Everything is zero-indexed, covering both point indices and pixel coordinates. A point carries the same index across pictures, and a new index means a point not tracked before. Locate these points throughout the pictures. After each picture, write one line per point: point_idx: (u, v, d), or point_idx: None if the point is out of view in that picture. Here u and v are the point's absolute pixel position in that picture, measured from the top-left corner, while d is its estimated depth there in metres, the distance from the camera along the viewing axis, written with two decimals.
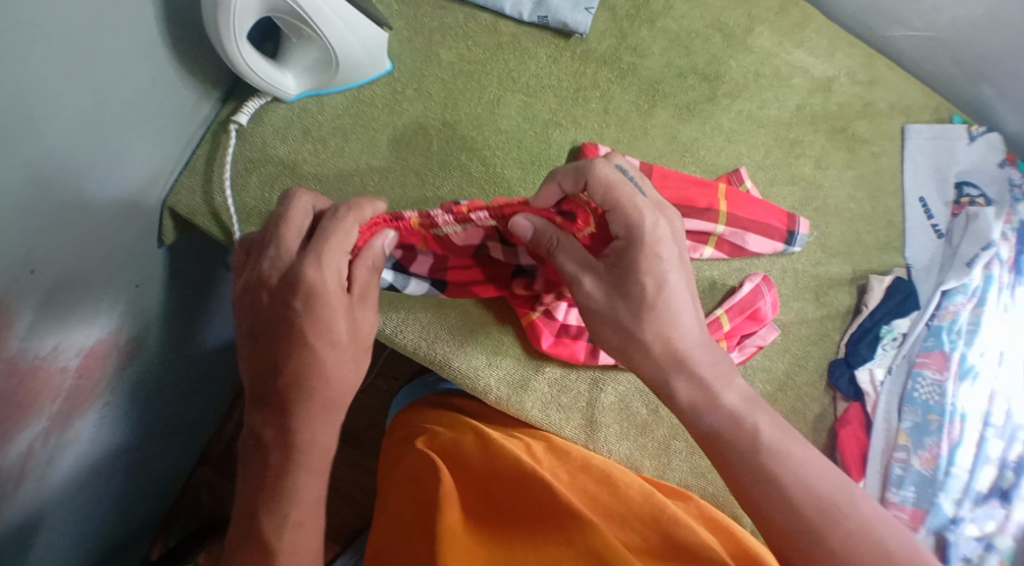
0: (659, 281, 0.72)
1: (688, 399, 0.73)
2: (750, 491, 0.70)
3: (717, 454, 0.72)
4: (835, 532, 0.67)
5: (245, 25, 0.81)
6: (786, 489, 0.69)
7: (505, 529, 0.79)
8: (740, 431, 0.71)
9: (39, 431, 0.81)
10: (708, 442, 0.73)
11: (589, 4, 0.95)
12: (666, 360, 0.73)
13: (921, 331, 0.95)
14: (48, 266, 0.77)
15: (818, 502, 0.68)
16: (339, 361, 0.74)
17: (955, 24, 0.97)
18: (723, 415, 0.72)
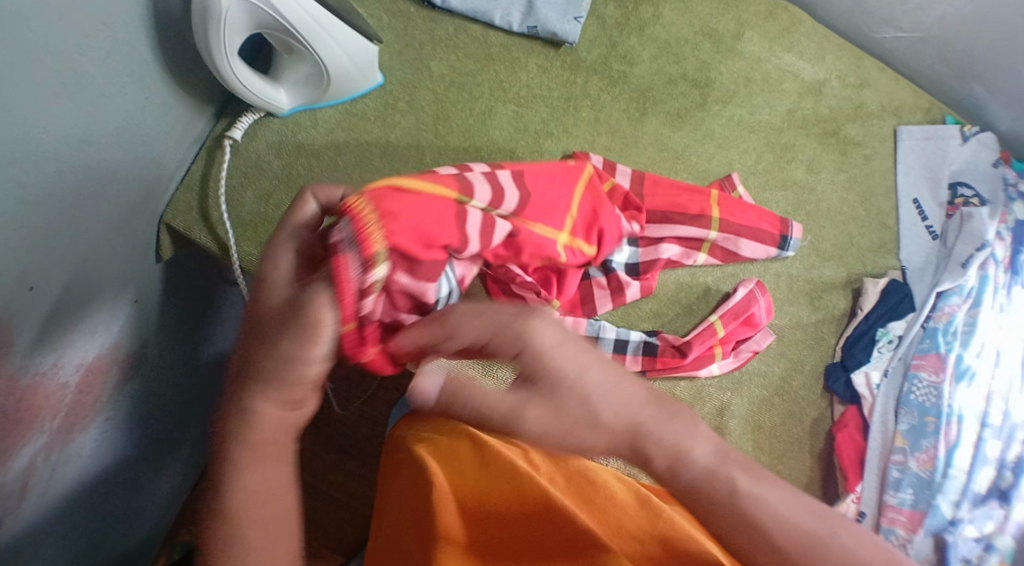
0: (585, 373, 0.63)
1: (664, 466, 0.64)
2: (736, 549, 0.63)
3: (699, 513, 0.64)
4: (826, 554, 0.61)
5: (235, 42, 0.82)
6: (773, 534, 0.62)
7: (503, 535, 0.79)
8: (716, 482, 0.63)
9: (40, 447, 0.82)
10: (692, 500, 0.64)
11: (578, 13, 0.96)
12: (624, 432, 0.64)
13: (916, 334, 0.95)
14: (45, 284, 0.78)
15: (806, 541, 0.61)
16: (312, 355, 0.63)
17: (943, 24, 0.97)
18: (699, 471, 0.64)
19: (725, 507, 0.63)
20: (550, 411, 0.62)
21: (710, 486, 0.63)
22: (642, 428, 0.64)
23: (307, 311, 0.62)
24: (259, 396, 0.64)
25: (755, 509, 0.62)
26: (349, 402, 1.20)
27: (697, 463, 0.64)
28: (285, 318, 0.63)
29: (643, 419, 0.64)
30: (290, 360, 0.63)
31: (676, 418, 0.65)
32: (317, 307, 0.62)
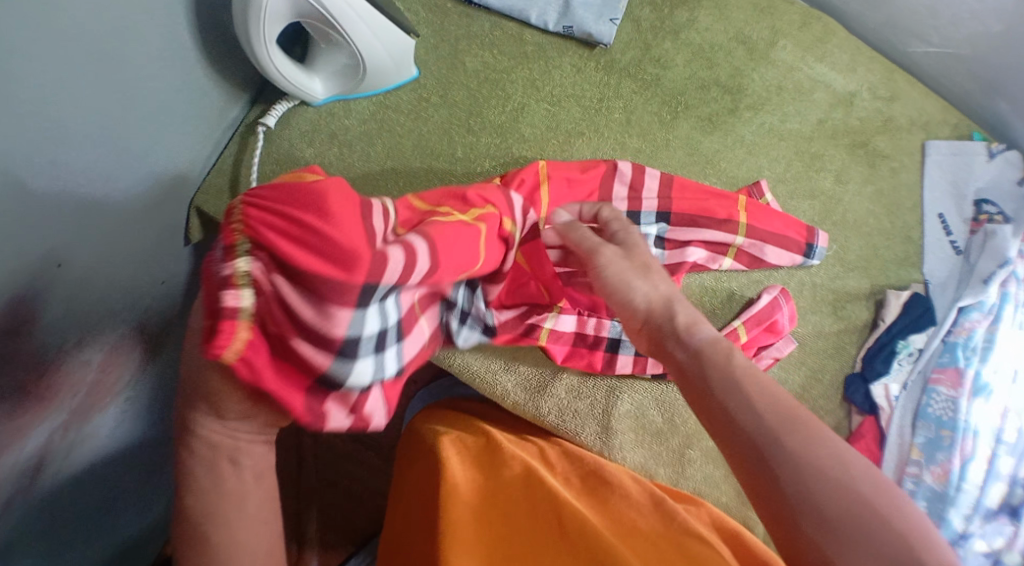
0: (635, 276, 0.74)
1: (683, 324, 0.70)
2: (712, 409, 0.65)
3: (699, 381, 0.67)
4: (793, 435, 0.61)
5: (275, 31, 0.82)
6: (746, 410, 0.63)
7: (508, 527, 0.80)
8: (716, 358, 0.67)
9: (59, 424, 0.82)
10: (691, 368, 0.68)
11: (614, 15, 0.96)
12: (658, 304, 0.72)
13: (936, 347, 0.95)
14: (74, 261, 0.78)
15: (779, 423, 0.62)
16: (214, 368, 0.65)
17: (974, 42, 0.98)
18: (700, 345, 0.68)
19: (714, 368, 0.66)
20: (619, 268, 0.74)
21: (712, 355, 0.67)
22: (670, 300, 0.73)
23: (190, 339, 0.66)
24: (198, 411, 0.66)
25: (740, 378, 0.65)
26: None
27: (699, 338, 0.69)
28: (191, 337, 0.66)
29: (677, 301, 0.73)
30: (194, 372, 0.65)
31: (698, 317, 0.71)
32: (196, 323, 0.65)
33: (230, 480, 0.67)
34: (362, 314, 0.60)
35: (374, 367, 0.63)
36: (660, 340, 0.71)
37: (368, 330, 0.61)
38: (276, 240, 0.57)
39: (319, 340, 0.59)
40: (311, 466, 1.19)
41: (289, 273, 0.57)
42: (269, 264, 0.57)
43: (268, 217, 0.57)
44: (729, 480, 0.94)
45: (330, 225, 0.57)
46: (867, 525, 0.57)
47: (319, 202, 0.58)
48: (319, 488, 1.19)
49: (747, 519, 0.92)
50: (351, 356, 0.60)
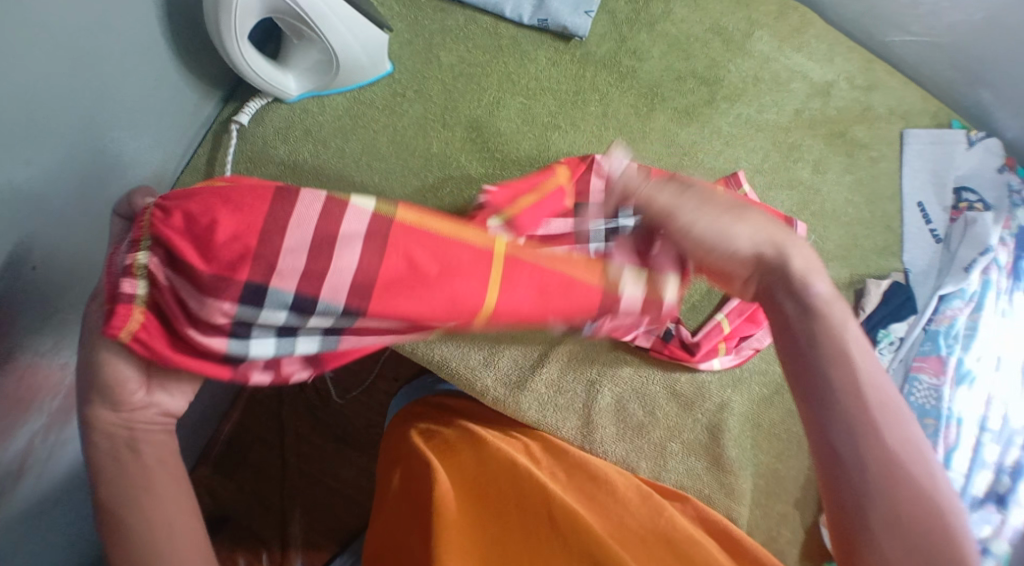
0: (733, 224, 0.68)
1: (798, 269, 0.66)
2: (803, 377, 0.62)
3: (795, 341, 0.64)
4: (895, 431, 0.60)
5: (246, 26, 0.82)
6: (848, 388, 0.61)
7: (504, 529, 0.80)
8: (820, 321, 0.64)
9: (38, 428, 0.81)
10: (794, 319, 0.65)
11: (589, 8, 0.96)
12: (765, 247, 0.67)
13: (918, 336, 0.94)
14: (50, 262, 0.78)
15: (880, 412, 0.60)
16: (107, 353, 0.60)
17: (953, 29, 0.98)
18: (812, 301, 0.65)
19: (825, 337, 0.63)
20: (711, 217, 0.69)
21: (825, 312, 0.64)
22: (788, 253, 0.67)
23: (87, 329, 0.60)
24: (91, 405, 0.60)
25: (850, 356, 0.62)
26: (348, 391, 1.22)
27: (814, 295, 0.65)
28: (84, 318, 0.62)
29: (789, 257, 0.67)
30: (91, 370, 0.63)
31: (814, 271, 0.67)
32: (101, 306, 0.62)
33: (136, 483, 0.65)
34: (274, 311, 0.58)
35: (275, 349, 0.60)
36: (766, 287, 0.68)
37: (264, 320, 0.58)
38: (178, 236, 0.56)
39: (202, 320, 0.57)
40: (294, 464, 1.20)
41: (181, 266, 0.56)
42: (162, 260, 0.57)
43: (163, 218, 0.56)
44: (714, 474, 0.91)
45: (223, 227, 0.56)
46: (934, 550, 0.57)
47: (254, 200, 0.57)
48: (303, 488, 1.19)
49: (731, 511, 0.90)
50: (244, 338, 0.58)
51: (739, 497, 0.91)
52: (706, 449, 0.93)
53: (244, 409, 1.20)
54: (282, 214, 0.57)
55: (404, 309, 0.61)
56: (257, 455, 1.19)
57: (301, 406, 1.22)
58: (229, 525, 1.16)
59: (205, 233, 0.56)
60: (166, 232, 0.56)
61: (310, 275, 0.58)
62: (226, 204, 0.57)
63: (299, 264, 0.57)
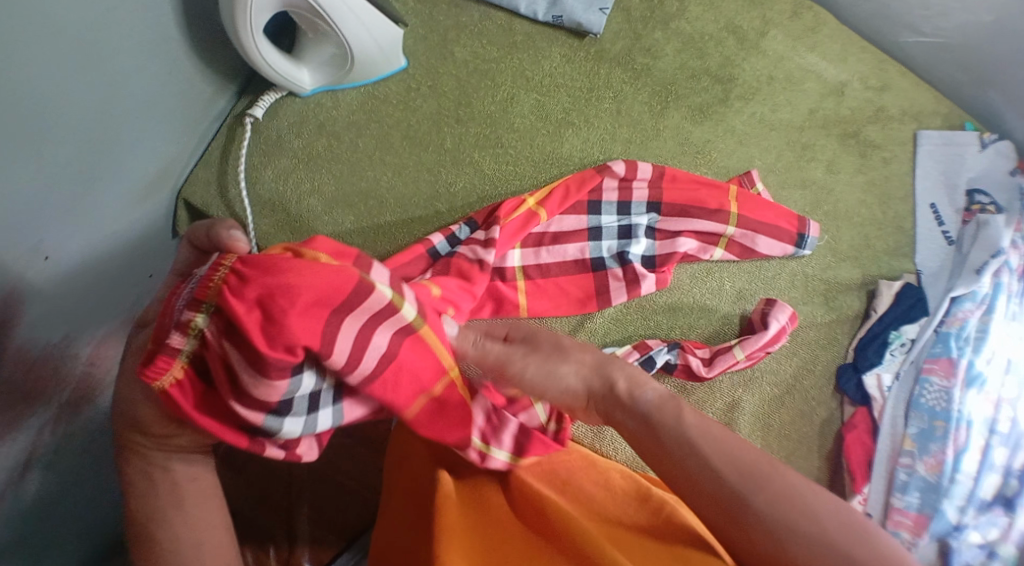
0: (568, 354, 0.74)
1: (625, 385, 0.72)
2: (689, 479, 0.65)
3: (657, 444, 0.68)
4: (758, 495, 0.62)
5: (261, 20, 0.81)
6: (709, 469, 0.64)
7: (500, 533, 0.75)
8: (665, 414, 0.69)
9: (49, 420, 0.80)
10: (641, 432, 0.69)
11: (603, 5, 0.96)
12: (592, 376, 0.73)
13: (929, 337, 0.94)
14: (61, 253, 0.78)
15: (738, 479, 0.63)
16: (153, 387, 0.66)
17: (967, 31, 0.98)
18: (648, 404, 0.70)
19: (675, 437, 0.67)
20: (539, 362, 0.74)
21: (662, 414, 0.68)
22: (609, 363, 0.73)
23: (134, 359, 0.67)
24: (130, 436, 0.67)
25: (698, 441, 0.66)
26: None
27: (649, 398, 0.70)
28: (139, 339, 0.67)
29: (614, 371, 0.72)
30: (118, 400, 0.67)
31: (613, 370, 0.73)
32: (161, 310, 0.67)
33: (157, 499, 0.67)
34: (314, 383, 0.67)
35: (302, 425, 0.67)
36: (610, 410, 0.72)
37: (302, 391, 0.65)
38: (248, 313, 0.61)
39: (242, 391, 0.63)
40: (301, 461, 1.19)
41: (240, 341, 0.62)
42: (220, 328, 0.62)
43: (234, 290, 0.62)
44: None
45: (295, 323, 0.62)
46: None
47: (316, 296, 0.63)
48: (310, 484, 1.18)
49: None
50: (273, 421, 0.65)
51: None
52: None
53: None
54: (346, 305, 0.65)
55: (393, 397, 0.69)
56: (263, 450, 1.19)
57: None
58: (238, 518, 1.17)
59: (272, 313, 0.61)
60: (232, 303, 0.61)
61: (345, 369, 0.66)
62: (299, 299, 0.62)
63: (345, 351, 0.65)
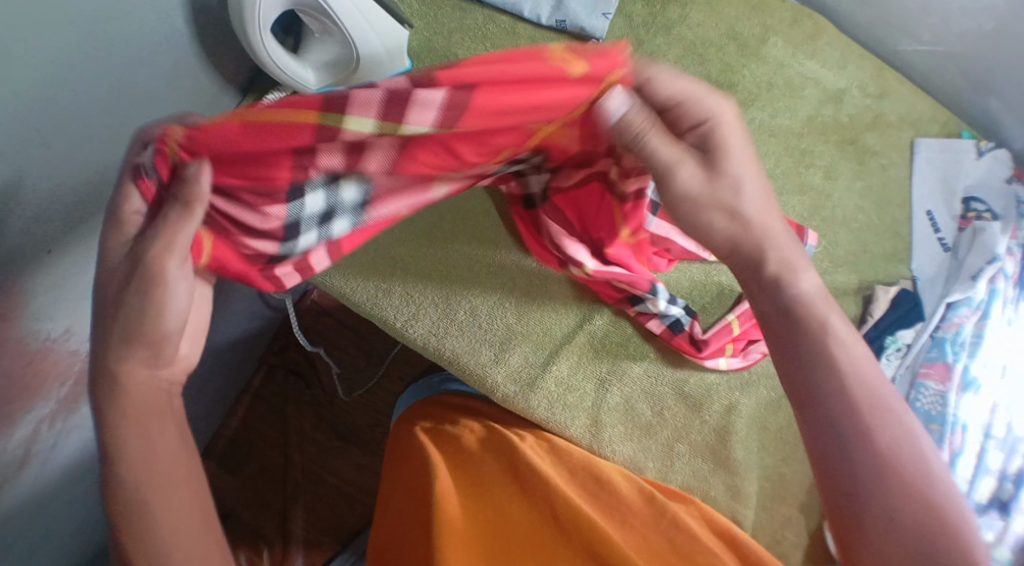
0: (749, 170, 0.71)
1: (774, 272, 0.72)
2: (794, 375, 0.70)
3: (783, 329, 0.71)
4: (886, 431, 0.67)
5: (268, 19, 0.82)
6: (836, 383, 0.68)
7: (509, 529, 0.82)
8: (811, 315, 0.71)
9: (46, 413, 0.81)
10: (774, 318, 0.72)
11: (606, 10, 0.97)
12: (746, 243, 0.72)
13: (924, 342, 0.95)
14: (65, 248, 0.79)
15: (867, 404, 0.67)
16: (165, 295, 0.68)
17: (965, 39, 0.99)
18: (793, 297, 0.71)
19: (810, 337, 0.70)
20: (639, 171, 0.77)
21: (805, 311, 0.71)
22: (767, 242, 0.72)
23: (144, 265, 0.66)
24: (133, 359, 0.69)
25: (858, 363, 0.69)
26: (353, 389, 1.25)
27: (801, 289, 0.72)
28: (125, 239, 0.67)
29: (772, 225, 0.73)
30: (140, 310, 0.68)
31: (792, 251, 0.73)
32: (126, 207, 0.67)
33: (160, 443, 0.69)
34: (337, 191, 0.74)
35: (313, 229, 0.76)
36: (749, 286, 0.74)
37: (309, 209, 0.73)
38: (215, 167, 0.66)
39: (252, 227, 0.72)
40: (297, 462, 1.23)
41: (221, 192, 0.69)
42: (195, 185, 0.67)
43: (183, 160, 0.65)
44: (720, 476, 0.93)
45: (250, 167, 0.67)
46: (932, 526, 0.64)
47: (284, 140, 0.65)
48: (305, 486, 1.22)
49: (736, 513, 0.92)
50: (296, 226, 0.75)
51: (744, 500, 0.92)
52: (713, 451, 0.94)
53: (248, 406, 1.22)
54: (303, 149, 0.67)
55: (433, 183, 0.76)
56: (260, 451, 1.22)
57: (305, 402, 1.24)
58: (231, 520, 1.19)
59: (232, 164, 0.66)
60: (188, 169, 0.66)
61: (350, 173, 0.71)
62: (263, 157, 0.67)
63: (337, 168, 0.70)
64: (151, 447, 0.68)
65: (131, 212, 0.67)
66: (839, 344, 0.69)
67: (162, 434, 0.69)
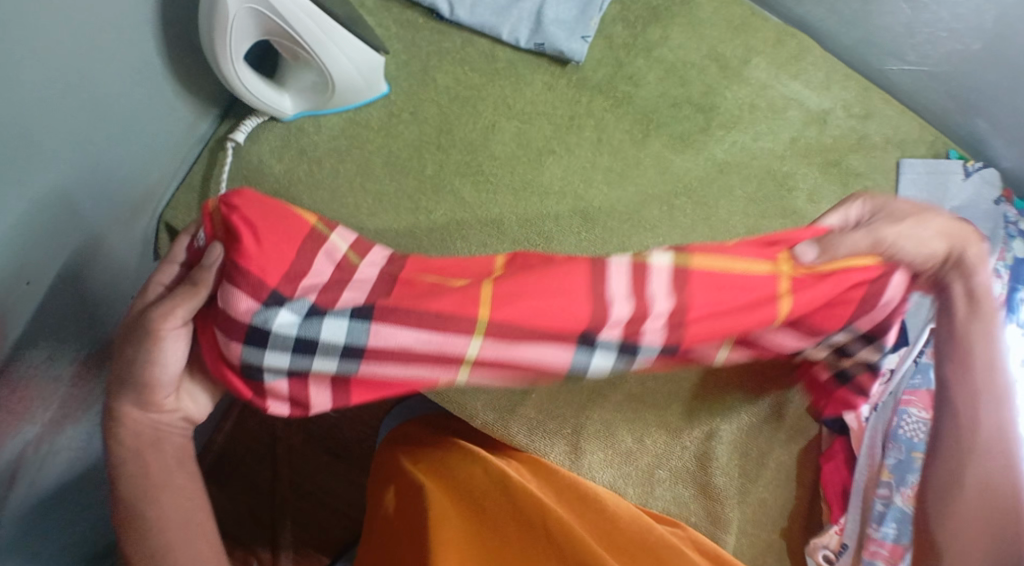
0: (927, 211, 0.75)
1: (981, 288, 0.75)
2: (956, 355, 0.77)
3: (958, 320, 0.77)
4: (989, 406, 0.75)
5: (241, 48, 0.82)
6: (971, 366, 0.76)
7: (502, 543, 0.87)
8: (983, 305, 0.76)
9: (31, 437, 0.81)
10: (959, 303, 0.76)
11: (585, 33, 0.96)
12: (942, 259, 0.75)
13: (908, 368, 0.94)
14: (42, 278, 0.77)
15: (989, 390, 0.76)
16: (161, 352, 0.66)
17: (952, 59, 0.97)
18: (980, 287, 0.75)
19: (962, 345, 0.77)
20: (896, 228, 0.72)
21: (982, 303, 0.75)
22: (962, 260, 0.75)
23: (144, 327, 0.66)
24: (122, 397, 0.68)
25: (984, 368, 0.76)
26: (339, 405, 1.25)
27: (980, 284, 0.75)
28: (137, 306, 0.68)
29: (965, 251, 0.74)
30: (138, 364, 0.67)
31: (970, 254, 0.74)
32: (159, 276, 0.70)
33: (157, 469, 0.70)
34: (319, 321, 0.64)
35: (287, 360, 0.64)
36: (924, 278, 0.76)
37: (279, 324, 0.63)
38: (249, 211, 0.64)
39: (226, 327, 0.64)
40: (285, 477, 1.23)
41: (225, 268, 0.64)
42: (219, 246, 0.65)
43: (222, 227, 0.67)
44: (701, 501, 0.93)
45: (256, 231, 0.64)
46: (1007, 506, 0.73)
47: (280, 214, 0.66)
48: (293, 500, 1.23)
49: (715, 537, 0.93)
50: (261, 379, 0.65)
51: (725, 526, 0.92)
52: (694, 476, 0.93)
53: (236, 421, 1.22)
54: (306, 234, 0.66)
55: (422, 308, 0.65)
56: (248, 465, 1.23)
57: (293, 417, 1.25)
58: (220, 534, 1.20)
59: (256, 218, 0.65)
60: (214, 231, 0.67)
61: (328, 293, 0.65)
62: (259, 233, 0.64)
63: (319, 276, 0.66)
64: (147, 466, 0.69)
65: (157, 283, 0.69)
66: (982, 326, 0.76)
67: (159, 459, 0.70)
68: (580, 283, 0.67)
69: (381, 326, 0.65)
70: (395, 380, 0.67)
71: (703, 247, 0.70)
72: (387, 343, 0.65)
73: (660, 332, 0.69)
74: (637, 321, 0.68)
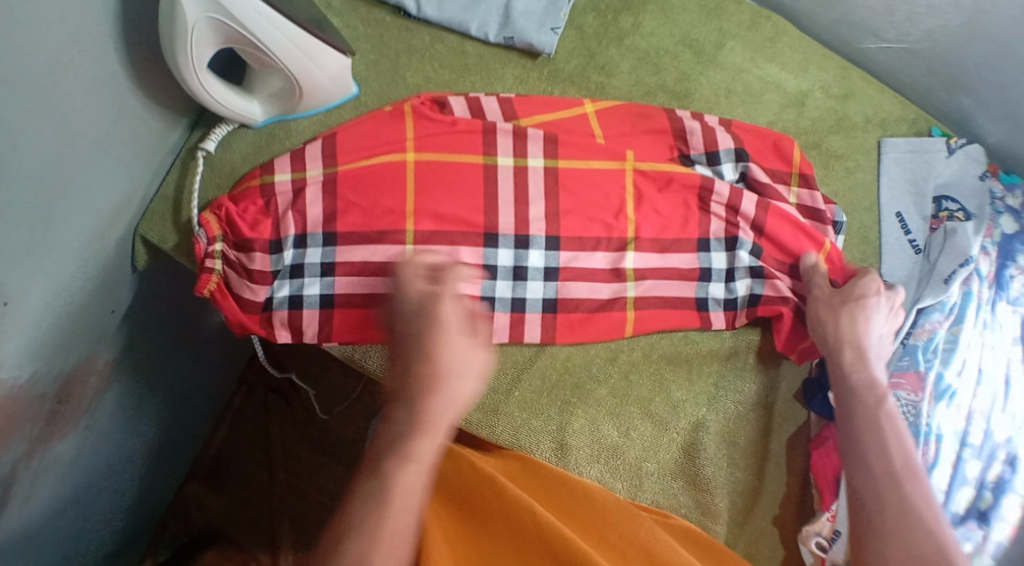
0: (857, 326, 0.88)
1: (850, 360, 0.87)
2: (848, 442, 0.82)
3: (843, 405, 0.84)
4: (906, 486, 0.76)
5: (204, 57, 0.80)
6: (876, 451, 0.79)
7: (494, 543, 0.80)
8: (872, 392, 0.84)
9: (21, 455, 0.80)
10: (847, 394, 0.85)
11: (555, 24, 0.95)
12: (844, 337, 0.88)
13: (896, 350, 0.93)
14: (21, 297, 0.76)
15: (905, 474, 0.77)
16: (470, 370, 0.74)
17: (932, 36, 0.96)
18: (860, 381, 0.85)
19: (860, 411, 0.83)
20: (836, 302, 0.90)
21: (866, 393, 0.84)
22: (849, 345, 0.88)
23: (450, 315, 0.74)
24: (417, 418, 0.72)
25: (880, 422, 0.81)
26: (334, 405, 1.26)
27: (866, 378, 0.85)
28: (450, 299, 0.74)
29: (855, 341, 0.88)
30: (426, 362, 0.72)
31: (864, 351, 0.87)
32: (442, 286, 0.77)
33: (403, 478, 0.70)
34: (302, 251, 0.86)
35: (292, 287, 0.86)
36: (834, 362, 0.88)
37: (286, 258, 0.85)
38: (227, 203, 0.85)
39: (260, 277, 0.85)
40: (282, 480, 1.23)
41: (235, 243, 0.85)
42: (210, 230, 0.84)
43: (212, 219, 0.84)
44: (691, 492, 0.92)
45: (243, 206, 0.85)
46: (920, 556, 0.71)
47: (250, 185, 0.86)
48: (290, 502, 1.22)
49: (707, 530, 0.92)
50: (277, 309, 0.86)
51: (715, 516, 0.92)
52: (681, 466, 0.93)
53: (231, 425, 1.24)
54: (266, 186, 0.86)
55: (368, 228, 0.86)
56: (245, 469, 1.23)
57: (288, 421, 1.26)
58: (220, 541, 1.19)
59: (240, 202, 0.85)
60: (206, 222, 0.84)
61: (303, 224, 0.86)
62: (244, 209, 0.85)
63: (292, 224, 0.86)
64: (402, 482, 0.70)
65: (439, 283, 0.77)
66: (889, 419, 0.82)
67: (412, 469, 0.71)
68: (474, 139, 0.89)
69: (344, 248, 0.86)
70: (359, 295, 0.86)
71: (568, 152, 0.91)
72: (353, 259, 0.86)
73: (541, 231, 0.89)
74: (523, 222, 0.89)
